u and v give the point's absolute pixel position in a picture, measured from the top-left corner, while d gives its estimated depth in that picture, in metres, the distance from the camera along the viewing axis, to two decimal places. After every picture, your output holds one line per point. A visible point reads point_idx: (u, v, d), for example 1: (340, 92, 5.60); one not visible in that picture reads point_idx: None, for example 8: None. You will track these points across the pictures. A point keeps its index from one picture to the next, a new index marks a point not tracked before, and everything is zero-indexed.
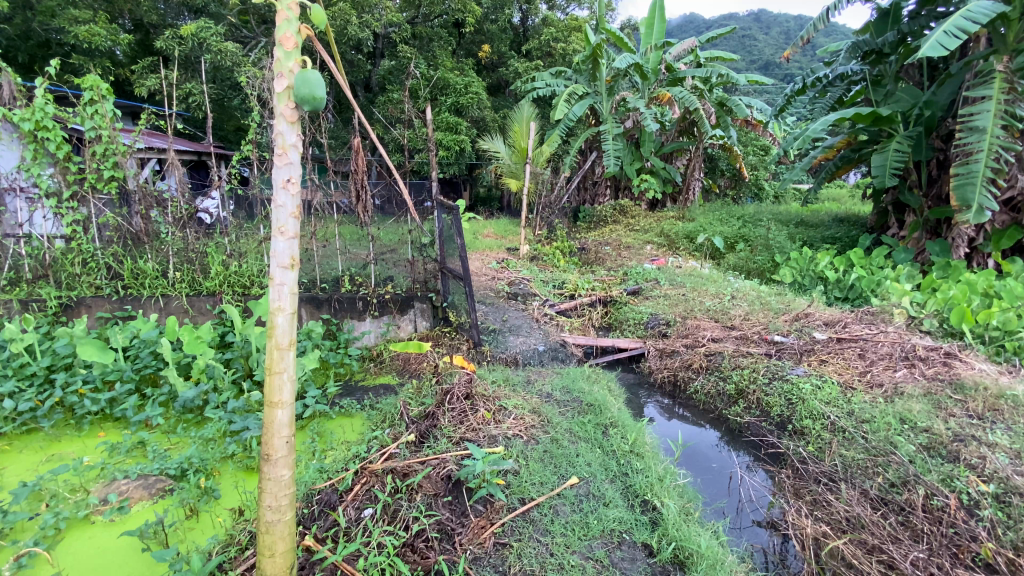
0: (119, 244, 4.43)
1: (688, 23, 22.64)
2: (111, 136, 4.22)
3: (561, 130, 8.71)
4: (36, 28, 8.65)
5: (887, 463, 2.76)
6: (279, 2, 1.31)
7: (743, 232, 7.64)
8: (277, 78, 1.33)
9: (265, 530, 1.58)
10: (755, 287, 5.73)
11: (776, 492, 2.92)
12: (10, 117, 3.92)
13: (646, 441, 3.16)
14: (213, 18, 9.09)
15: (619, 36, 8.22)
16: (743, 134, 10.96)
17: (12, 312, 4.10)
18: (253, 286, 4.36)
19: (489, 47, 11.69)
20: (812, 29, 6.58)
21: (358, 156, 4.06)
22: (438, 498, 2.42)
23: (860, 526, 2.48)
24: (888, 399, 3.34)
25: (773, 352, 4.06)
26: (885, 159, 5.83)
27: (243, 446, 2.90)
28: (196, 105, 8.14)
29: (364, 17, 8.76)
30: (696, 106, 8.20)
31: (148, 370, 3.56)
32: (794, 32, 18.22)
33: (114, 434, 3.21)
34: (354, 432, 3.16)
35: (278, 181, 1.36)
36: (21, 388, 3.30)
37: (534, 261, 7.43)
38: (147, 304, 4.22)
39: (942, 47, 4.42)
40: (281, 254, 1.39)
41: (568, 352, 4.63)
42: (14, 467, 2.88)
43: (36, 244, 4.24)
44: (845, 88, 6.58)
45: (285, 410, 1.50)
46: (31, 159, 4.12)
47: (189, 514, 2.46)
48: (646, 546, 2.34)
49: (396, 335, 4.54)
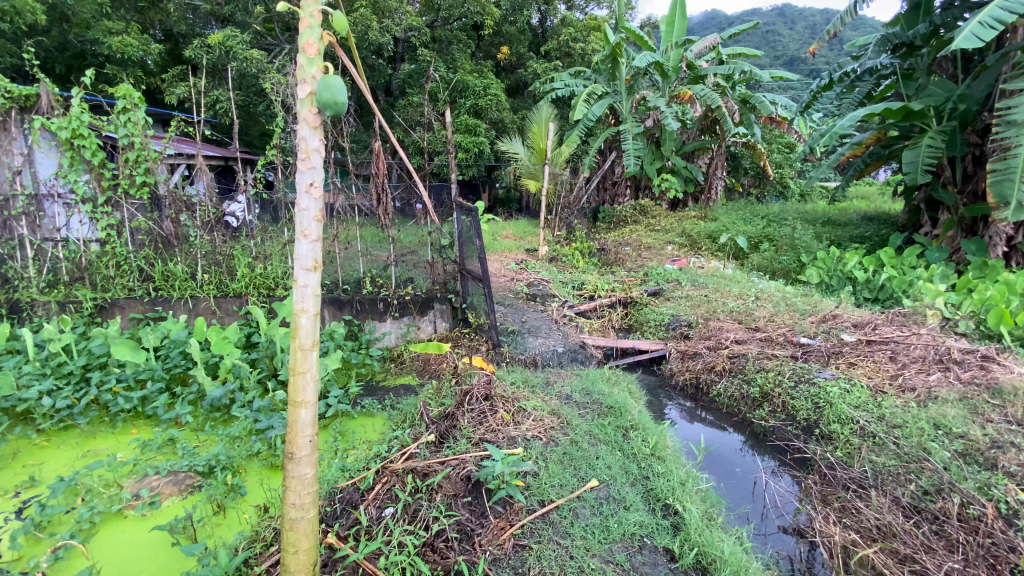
0: (150, 247, 4.56)
1: (709, 21, 22.37)
2: (143, 142, 4.40)
3: (579, 130, 8.66)
4: (72, 40, 9.02)
5: (919, 469, 2.68)
6: (302, 9, 1.34)
7: (768, 231, 7.49)
8: (300, 83, 1.36)
9: (289, 527, 1.61)
10: (781, 287, 5.61)
11: (803, 499, 2.83)
12: (49, 126, 4.17)
13: (667, 443, 3.11)
14: (240, 26, 9.35)
15: (638, 34, 8.09)
16: (767, 131, 10.72)
17: (51, 313, 4.30)
18: (278, 287, 4.49)
19: (507, 48, 11.76)
20: (839, 23, 6.39)
21: (379, 159, 4.12)
22: (457, 498, 2.43)
23: (891, 535, 2.41)
24: (921, 403, 3.23)
25: (798, 355, 3.97)
26: (917, 154, 5.64)
27: (268, 445, 2.98)
28: (223, 111, 8.39)
29: (384, 22, 8.88)
30: (718, 103, 8.07)
31: (178, 369, 3.65)
32: (820, 25, 17.73)
33: (146, 431, 3.33)
34: (375, 431, 3.21)
35: (301, 185, 1.39)
36: (59, 385, 3.43)
37: (553, 262, 7.41)
38: (177, 305, 4.36)
39: (976, 38, 4.24)
40: (305, 257, 1.42)
41: (587, 353, 4.59)
42: (50, 464, 2.99)
43: (72, 247, 4.41)
44: (874, 83, 6.44)
45: (308, 409, 1.53)
46: (68, 167, 4.34)
47: (216, 510, 2.54)
48: (668, 551, 2.30)
49: (416, 336, 4.60)
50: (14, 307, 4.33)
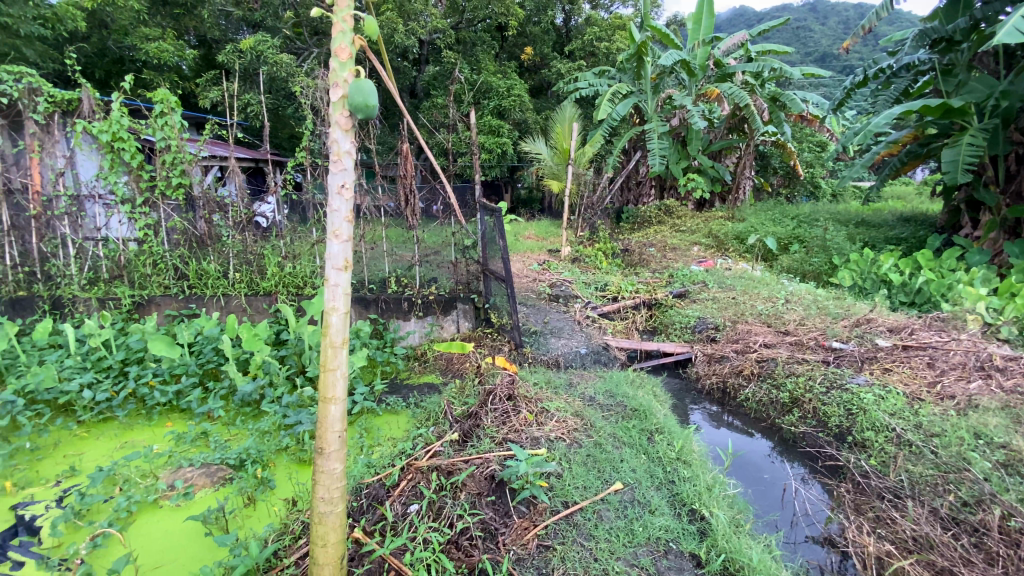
0: (184, 247, 4.71)
1: (736, 17, 21.92)
2: (179, 145, 4.56)
3: (603, 130, 8.59)
4: (111, 46, 9.37)
5: (959, 480, 2.58)
6: (335, 14, 1.37)
7: (798, 232, 7.30)
8: (333, 87, 1.39)
9: (318, 520, 1.65)
10: (812, 289, 5.46)
11: (835, 508, 2.75)
12: (91, 130, 4.34)
13: (694, 448, 3.06)
14: (271, 31, 9.59)
15: (665, 32, 7.98)
16: (797, 129, 10.46)
17: (92, 309, 4.49)
18: (306, 286, 4.59)
19: (531, 49, 11.77)
20: (874, 17, 6.19)
21: (406, 161, 4.19)
22: (481, 497, 2.44)
23: (927, 547, 2.32)
24: (961, 411, 3.12)
25: (830, 360, 3.86)
26: (957, 152, 5.41)
27: (296, 439, 3.05)
28: (254, 114, 8.62)
29: (409, 24, 8.99)
30: (747, 102, 7.92)
31: (210, 365, 3.76)
32: (854, 19, 17.20)
33: (180, 424, 3.44)
34: (399, 429, 3.26)
35: (333, 186, 1.42)
36: (99, 379, 3.57)
37: (576, 263, 7.38)
38: (210, 303, 4.50)
39: (1020, 31, 4.06)
40: (336, 257, 1.45)
41: (611, 355, 4.55)
42: (90, 454, 3.12)
43: (112, 246, 4.60)
44: (911, 80, 6.19)
45: (338, 405, 1.56)
46: (108, 169, 4.52)
47: (247, 502, 2.61)
48: (694, 556, 2.26)
49: (439, 335, 4.64)
50: (57, 303, 4.52)
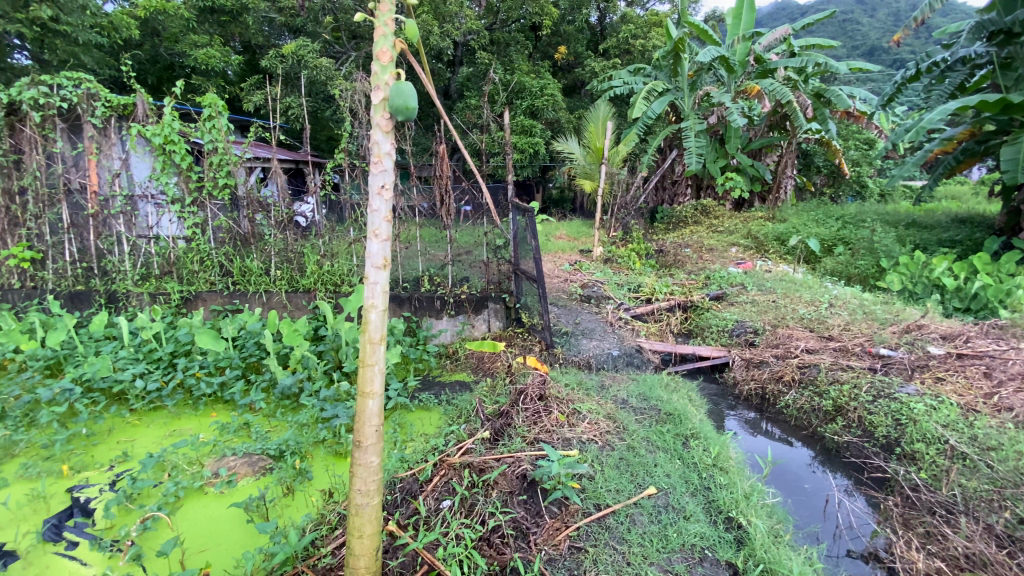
0: (229, 245, 4.91)
1: (779, 11, 21.22)
2: (225, 148, 4.77)
3: (637, 129, 8.46)
4: (162, 53, 9.87)
5: (1017, 497, 2.43)
6: (377, 19, 1.40)
7: (842, 234, 7.01)
8: (374, 90, 1.43)
9: (355, 512, 1.69)
10: (857, 293, 5.23)
11: (881, 521, 2.63)
12: (145, 133, 4.58)
13: (730, 454, 2.99)
14: (311, 36, 9.89)
15: (703, 28, 7.78)
16: (842, 126, 10.03)
17: (144, 303, 4.72)
18: (343, 284, 4.72)
19: (565, 48, 11.73)
20: (927, 8, 5.87)
21: (442, 162, 4.25)
22: (513, 495, 2.46)
23: (981, 565, 2.20)
24: (1020, 425, 2.93)
25: (877, 367, 3.69)
26: (1017, 151, 5.12)
27: (333, 433, 3.13)
28: (295, 117, 8.91)
29: (444, 26, 9.10)
30: (789, 98, 7.66)
31: (252, 358, 3.91)
32: (905, 10, 16.37)
33: (224, 415, 3.59)
34: (431, 425, 3.30)
35: (373, 187, 1.46)
36: (150, 369, 3.77)
37: (609, 264, 7.30)
38: (253, 299, 4.68)
39: None
40: (375, 255, 1.48)
41: (644, 358, 4.49)
42: (141, 441, 3.30)
43: (162, 243, 4.82)
44: (967, 73, 5.91)
45: (375, 399, 1.59)
46: (160, 170, 4.75)
47: (286, 491, 2.71)
48: (731, 565, 2.21)
49: (470, 334, 4.68)
50: (111, 298, 4.78)
